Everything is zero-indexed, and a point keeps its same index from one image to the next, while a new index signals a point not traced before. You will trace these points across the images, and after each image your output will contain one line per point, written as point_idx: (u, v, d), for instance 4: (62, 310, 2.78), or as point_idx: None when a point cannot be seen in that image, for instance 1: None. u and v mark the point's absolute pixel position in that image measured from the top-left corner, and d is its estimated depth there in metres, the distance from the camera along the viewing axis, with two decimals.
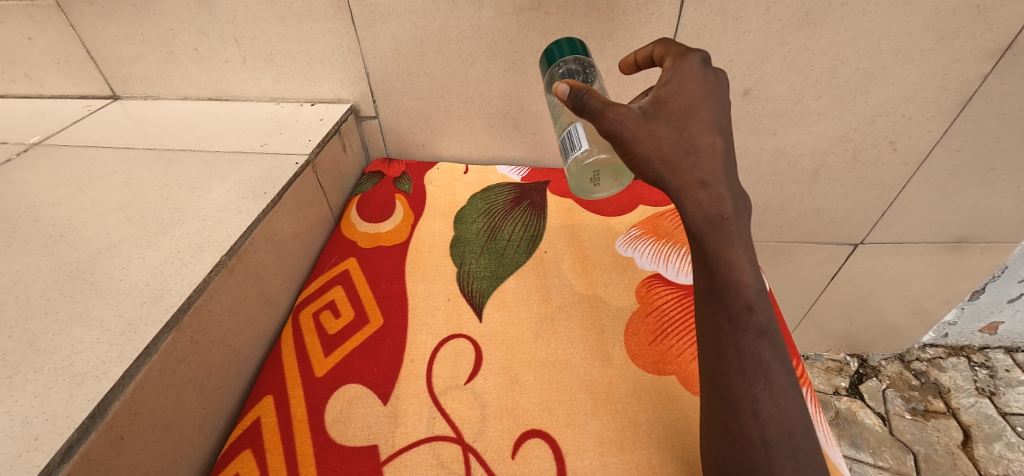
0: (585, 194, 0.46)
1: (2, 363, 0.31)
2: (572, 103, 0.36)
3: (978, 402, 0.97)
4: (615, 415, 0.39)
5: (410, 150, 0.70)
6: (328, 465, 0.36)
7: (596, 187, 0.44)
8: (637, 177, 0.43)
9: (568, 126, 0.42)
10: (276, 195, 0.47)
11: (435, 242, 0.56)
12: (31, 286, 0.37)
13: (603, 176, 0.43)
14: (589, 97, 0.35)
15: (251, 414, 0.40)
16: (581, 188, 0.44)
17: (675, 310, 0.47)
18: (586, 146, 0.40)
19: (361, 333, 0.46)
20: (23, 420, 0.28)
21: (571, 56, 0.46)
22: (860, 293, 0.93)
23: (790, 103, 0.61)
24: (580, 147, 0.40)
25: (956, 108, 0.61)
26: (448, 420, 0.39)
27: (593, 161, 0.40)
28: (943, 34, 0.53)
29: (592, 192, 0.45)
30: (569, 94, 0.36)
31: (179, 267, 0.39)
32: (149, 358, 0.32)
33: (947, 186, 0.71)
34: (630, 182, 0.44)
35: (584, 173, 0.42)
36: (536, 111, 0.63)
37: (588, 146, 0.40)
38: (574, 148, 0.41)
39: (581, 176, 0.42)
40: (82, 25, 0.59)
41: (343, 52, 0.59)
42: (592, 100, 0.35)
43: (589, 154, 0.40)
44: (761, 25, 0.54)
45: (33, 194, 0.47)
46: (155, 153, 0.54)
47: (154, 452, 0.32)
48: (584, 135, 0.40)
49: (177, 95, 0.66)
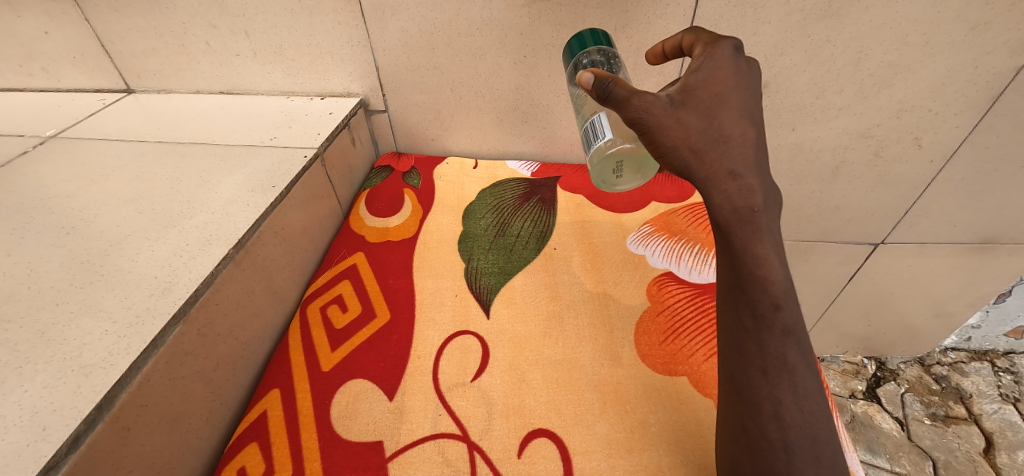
0: (607, 187, 0.45)
1: (14, 353, 0.32)
2: (596, 91, 0.35)
3: (1002, 408, 0.94)
4: (623, 416, 0.38)
5: (419, 144, 0.69)
6: (333, 460, 0.36)
7: (619, 180, 0.43)
8: (661, 169, 0.42)
9: (591, 116, 0.42)
10: (284, 189, 0.47)
11: (443, 238, 0.56)
12: (43, 276, 0.37)
13: (626, 168, 0.42)
14: (614, 84, 0.34)
15: (258, 407, 0.40)
16: (603, 180, 0.44)
17: (688, 310, 0.46)
18: (609, 136, 0.39)
19: (368, 328, 0.46)
20: (32, 409, 0.28)
21: (594, 47, 0.45)
22: (880, 294, 0.91)
23: (810, 97, 0.59)
24: (604, 136, 0.39)
25: (985, 103, 0.58)
26: (454, 417, 0.39)
27: (616, 151, 0.40)
28: (974, 26, 0.51)
29: (615, 185, 0.45)
30: (593, 83, 0.35)
31: (187, 260, 0.39)
32: (156, 350, 0.32)
33: (974, 184, 0.68)
34: (653, 175, 0.43)
35: (607, 163, 0.41)
36: (547, 105, 0.62)
37: (612, 135, 0.39)
38: (597, 138, 0.40)
39: (604, 166, 0.41)
40: (97, 19, 0.60)
41: (353, 46, 0.58)
42: (617, 88, 0.34)
43: (613, 143, 0.39)
44: (781, 16, 0.52)
45: (48, 186, 0.48)
46: (166, 146, 0.54)
47: (162, 444, 0.32)
48: (608, 124, 0.40)
49: (189, 89, 0.66)
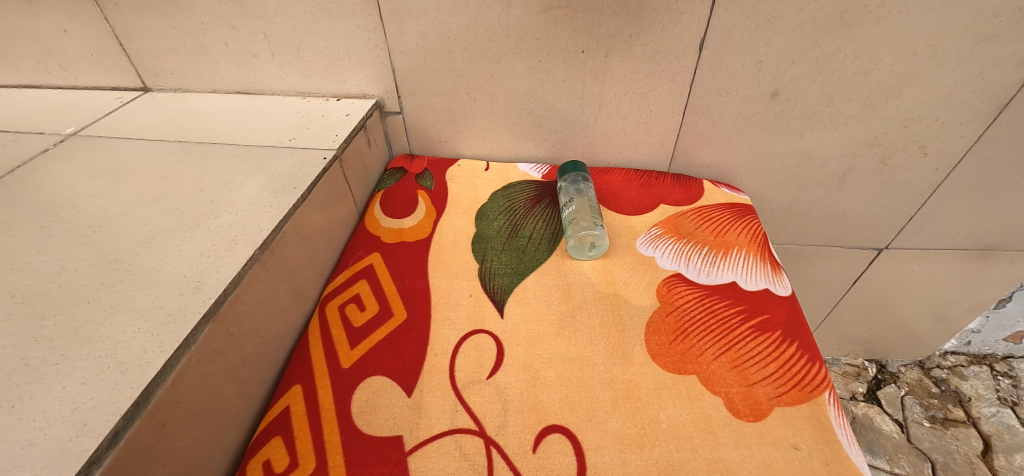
0: (579, 238, 0.53)
1: (51, 349, 0.32)
2: None
3: (1000, 412, 0.96)
4: (634, 412, 0.39)
5: (432, 146, 0.70)
6: (355, 455, 0.37)
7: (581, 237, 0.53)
8: (576, 251, 0.53)
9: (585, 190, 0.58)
10: (306, 190, 0.48)
11: (457, 238, 0.57)
12: (74, 274, 0.38)
13: (579, 222, 0.54)
14: None
15: (281, 402, 0.41)
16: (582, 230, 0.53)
17: (697, 310, 0.47)
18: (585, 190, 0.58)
19: (385, 327, 0.47)
20: (72, 405, 0.29)
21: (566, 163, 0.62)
22: (882, 298, 0.92)
23: (820, 105, 0.60)
24: (585, 187, 0.58)
25: (992, 114, 0.59)
26: (472, 414, 0.40)
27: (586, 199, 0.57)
28: (983, 38, 0.52)
29: (581, 241, 0.53)
30: None
31: (214, 260, 0.39)
32: (189, 349, 0.33)
33: (978, 193, 0.70)
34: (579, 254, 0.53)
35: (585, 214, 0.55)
36: (561, 109, 0.63)
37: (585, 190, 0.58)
38: (584, 193, 0.57)
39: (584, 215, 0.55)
40: (117, 19, 0.61)
41: (370, 48, 0.59)
42: None
43: (584, 194, 0.57)
44: (793, 26, 0.53)
45: (72, 185, 0.48)
46: (186, 146, 0.55)
47: (193, 439, 0.33)
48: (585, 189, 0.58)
49: (206, 88, 0.67)
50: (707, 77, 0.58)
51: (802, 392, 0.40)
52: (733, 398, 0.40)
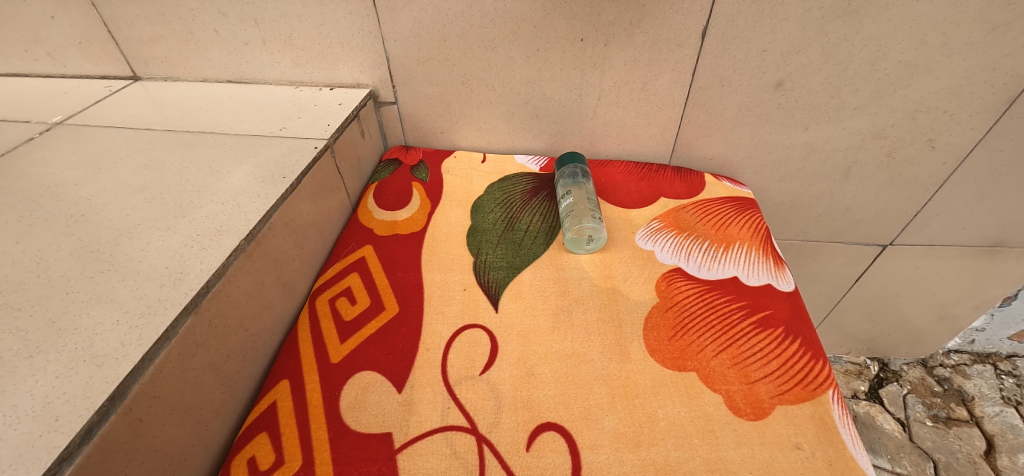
0: (576, 230, 0.51)
1: (24, 342, 0.31)
2: None
3: (1004, 411, 0.94)
4: (632, 410, 0.38)
5: (427, 137, 0.69)
6: (342, 452, 0.36)
7: (578, 228, 0.51)
8: (573, 243, 0.52)
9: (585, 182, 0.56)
10: (295, 180, 0.46)
11: (452, 232, 0.55)
12: (53, 265, 0.37)
13: (575, 214, 0.53)
14: None
15: (267, 398, 0.40)
16: (578, 222, 0.52)
17: (698, 306, 0.46)
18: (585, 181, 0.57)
19: (376, 321, 0.45)
20: (44, 400, 0.28)
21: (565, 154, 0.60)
22: (886, 296, 0.90)
23: (826, 96, 0.58)
24: (585, 179, 0.57)
25: (1002, 106, 0.57)
26: (463, 411, 0.39)
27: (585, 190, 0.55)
28: (995, 27, 0.51)
29: (578, 232, 0.51)
30: None
31: (197, 250, 0.38)
32: (168, 342, 0.32)
33: (987, 188, 0.68)
34: (576, 247, 0.52)
35: (581, 206, 0.53)
36: (559, 100, 0.61)
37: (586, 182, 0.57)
38: (582, 184, 0.56)
39: (581, 207, 0.53)
40: (104, 5, 0.59)
41: (363, 36, 0.58)
42: None
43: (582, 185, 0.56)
44: (799, 13, 0.51)
45: (55, 174, 0.47)
46: (174, 135, 0.53)
47: (174, 435, 0.32)
48: (586, 180, 0.57)
49: (197, 77, 0.65)
50: (709, 67, 0.56)
51: (804, 390, 0.39)
52: (734, 396, 0.38)
